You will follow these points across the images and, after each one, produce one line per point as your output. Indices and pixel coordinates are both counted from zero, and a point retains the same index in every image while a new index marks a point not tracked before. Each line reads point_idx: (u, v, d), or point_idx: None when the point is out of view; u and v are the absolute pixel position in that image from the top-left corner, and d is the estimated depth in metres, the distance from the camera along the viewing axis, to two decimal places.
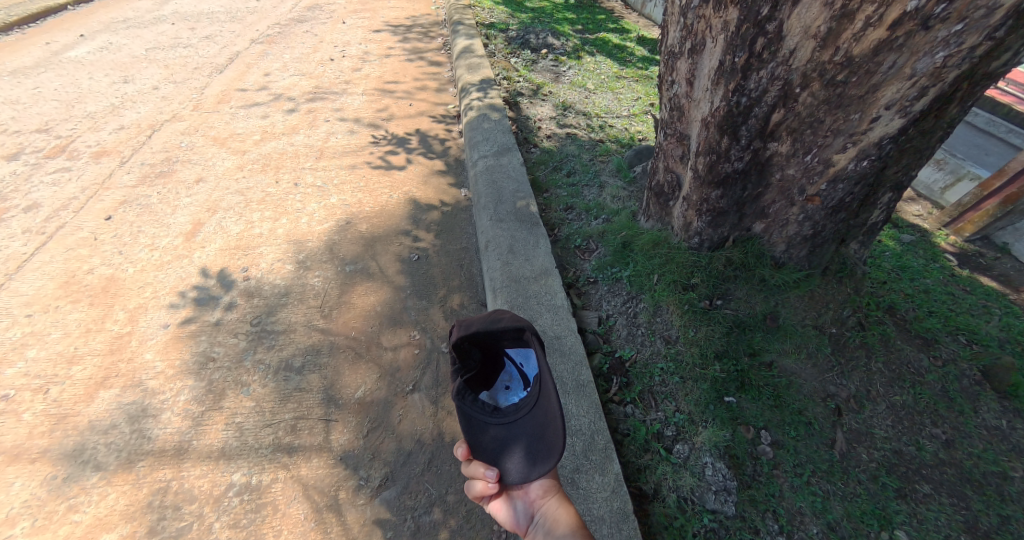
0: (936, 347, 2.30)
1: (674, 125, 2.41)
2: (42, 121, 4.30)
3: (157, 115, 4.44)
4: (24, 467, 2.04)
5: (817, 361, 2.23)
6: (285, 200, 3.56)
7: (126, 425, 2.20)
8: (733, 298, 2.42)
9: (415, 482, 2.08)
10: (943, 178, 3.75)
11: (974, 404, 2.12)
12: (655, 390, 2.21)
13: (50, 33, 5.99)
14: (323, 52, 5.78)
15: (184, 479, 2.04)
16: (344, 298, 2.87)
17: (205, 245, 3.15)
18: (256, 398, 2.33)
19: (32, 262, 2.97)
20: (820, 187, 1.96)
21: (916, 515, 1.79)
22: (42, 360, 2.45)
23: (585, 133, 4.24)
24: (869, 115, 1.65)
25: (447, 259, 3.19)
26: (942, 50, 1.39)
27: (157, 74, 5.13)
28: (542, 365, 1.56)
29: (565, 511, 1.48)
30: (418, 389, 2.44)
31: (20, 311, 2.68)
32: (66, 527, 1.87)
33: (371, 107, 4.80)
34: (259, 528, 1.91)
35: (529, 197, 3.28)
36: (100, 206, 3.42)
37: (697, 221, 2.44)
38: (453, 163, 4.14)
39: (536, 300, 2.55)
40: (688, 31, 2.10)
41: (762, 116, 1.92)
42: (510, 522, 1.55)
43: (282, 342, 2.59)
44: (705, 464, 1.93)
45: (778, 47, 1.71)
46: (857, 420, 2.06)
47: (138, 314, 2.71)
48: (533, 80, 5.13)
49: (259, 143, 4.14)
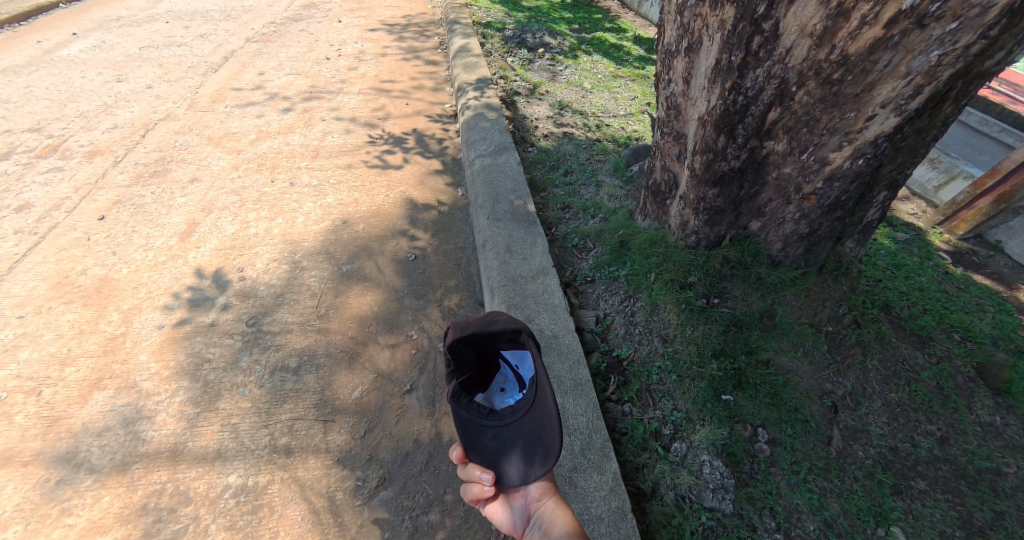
0: (931, 344, 2.32)
1: (671, 124, 2.41)
2: (33, 120, 4.25)
3: (150, 114, 4.40)
4: (15, 471, 2.01)
5: (814, 360, 2.24)
6: (281, 200, 3.54)
7: (120, 428, 2.18)
8: (730, 296, 2.43)
9: (412, 483, 2.08)
10: (937, 176, 3.77)
11: (968, 400, 2.14)
12: (653, 388, 2.21)
13: (42, 31, 5.93)
14: (318, 51, 5.75)
15: (180, 481, 2.02)
16: (340, 298, 2.86)
17: (200, 245, 3.13)
18: (252, 400, 2.32)
19: (24, 263, 2.94)
20: (816, 185, 1.97)
21: (912, 511, 1.80)
22: (35, 361, 2.43)
23: (582, 133, 4.24)
24: (865, 113, 1.66)
25: (444, 259, 3.18)
26: (936, 49, 1.40)
27: (151, 73, 5.09)
28: (539, 367, 1.57)
29: (562, 512, 1.49)
30: (415, 389, 2.44)
31: (12, 313, 2.65)
32: (59, 531, 1.85)
33: (367, 106, 4.78)
34: (255, 530, 1.90)
35: (526, 196, 3.28)
36: (93, 206, 3.39)
37: (693, 220, 2.45)
38: (449, 163, 4.12)
39: (533, 299, 2.54)
40: (684, 30, 2.10)
41: (758, 115, 1.92)
42: (507, 524, 1.55)
43: (278, 343, 2.58)
44: (702, 462, 1.93)
45: (774, 46, 1.71)
46: (854, 418, 2.07)
47: (133, 314, 2.69)
48: (530, 79, 5.13)
49: (254, 143, 4.11)
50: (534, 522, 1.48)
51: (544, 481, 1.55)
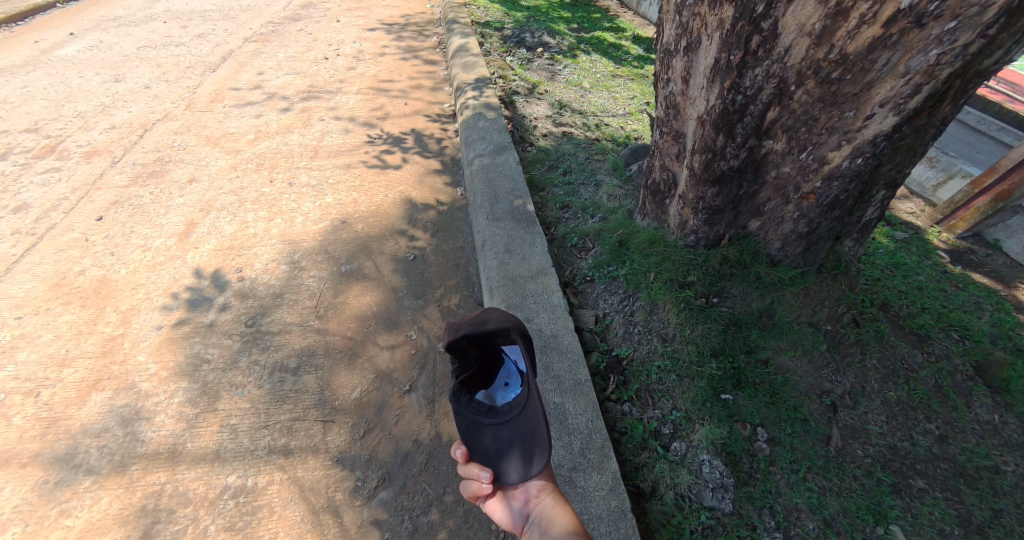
0: (929, 343, 2.32)
1: (670, 123, 2.41)
2: (30, 120, 4.24)
3: (148, 114, 4.39)
4: (13, 472, 2.01)
5: (813, 359, 2.24)
6: (280, 200, 3.54)
7: (119, 429, 2.17)
8: (729, 296, 2.43)
9: (412, 483, 2.07)
10: (935, 175, 3.78)
11: (966, 399, 2.14)
12: (652, 388, 2.21)
13: (39, 31, 5.92)
14: (317, 51, 5.75)
15: (178, 482, 2.02)
16: (339, 298, 2.85)
17: (199, 246, 3.12)
18: (251, 400, 2.32)
19: (21, 264, 2.93)
20: (815, 184, 1.97)
21: (910, 510, 1.81)
22: (33, 363, 2.42)
23: (580, 132, 4.24)
24: (864, 112, 1.66)
25: (443, 259, 3.18)
26: (935, 48, 1.40)
27: (149, 73, 5.08)
28: (530, 365, 1.56)
29: (561, 510, 1.45)
30: (415, 389, 2.44)
31: (10, 314, 2.65)
32: (58, 532, 1.85)
33: (366, 106, 4.78)
34: (255, 531, 1.90)
35: (525, 196, 3.28)
36: (91, 206, 3.38)
37: (692, 220, 2.45)
38: (448, 163, 4.12)
39: (533, 299, 2.54)
40: (683, 29, 2.10)
41: (757, 114, 1.92)
42: (506, 522, 1.51)
43: (277, 343, 2.57)
44: (702, 461, 1.93)
45: (772, 45, 1.71)
46: (853, 417, 2.07)
47: (131, 315, 2.68)
48: (529, 79, 5.12)
49: (252, 143, 4.10)
50: (532, 521, 1.45)
51: (543, 478, 1.52)
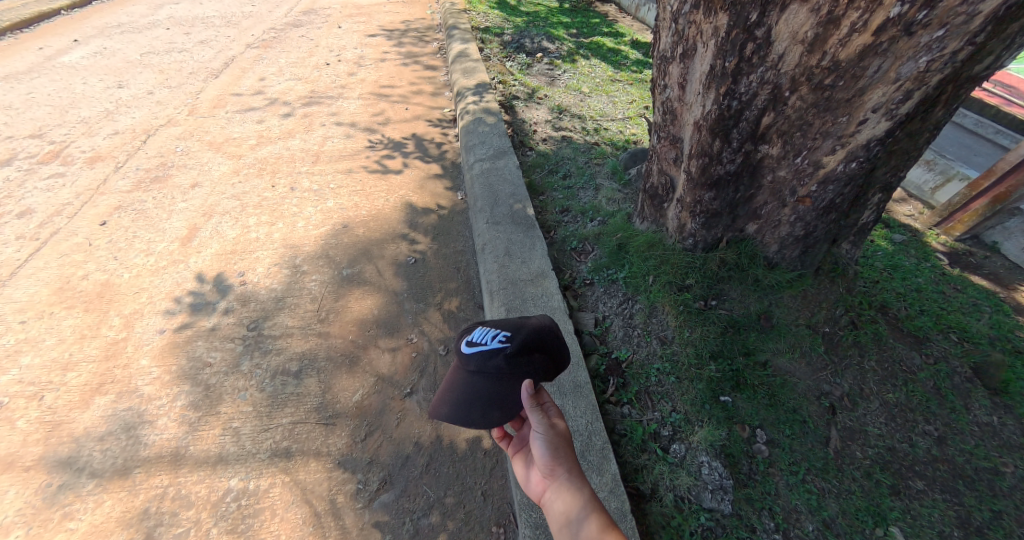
0: (928, 345, 2.34)
1: (667, 129, 2.43)
2: (34, 126, 4.28)
3: (152, 119, 4.44)
4: (17, 475, 2.02)
5: (811, 361, 2.25)
6: (281, 205, 3.57)
7: (122, 432, 2.19)
8: (728, 298, 2.45)
9: (413, 485, 2.09)
10: (933, 178, 3.80)
11: (965, 401, 2.15)
12: (652, 390, 2.23)
13: (43, 38, 5.98)
14: (318, 57, 5.80)
15: (181, 485, 2.03)
16: (340, 302, 2.87)
17: (201, 250, 3.15)
18: (254, 403, 2.33)
19: (25, 268, 2.96)
20: (811, 188, 1.99)
21: (910, 511, 1.82)
22: (37, 367, 2.44)
23: (580, 136, 4.27)
24: (856, 118, 1.68)
25: (444, 262, 3.20)
26: (924, 55, 1.42)
27: (151, 79, 5.12)
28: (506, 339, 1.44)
29: (569, 491, 1.37)
30: (415, 392, 2.45)
31: (14, 319, 2.67)
32: (61, 535, 1.86)
33: (367, 111, 4.82)
34: (257, 534, 1.91)
35: (524, 199, 3.30)
36: (95, 211, 3.41)
37: (690, 223, 2.47)
38: (449, 167, 4.15)
39: (532, 302, 2.56)
40: (679, 36, 2.13)
41: (752, 119, 1.95)
42: (530, 487, 1.54)
43: (279, 347, 2.59)
44: (701, 463, 1.94)
45: (767, 52, 1.74)
46: (851, 418, 2.09)
47: (134, 319, 2.70)
48: (528, 84, 5.16)
49: (254, 148, 4.14)
50: (548, 498, 1.43)
51: (554, 457, 1.43)
